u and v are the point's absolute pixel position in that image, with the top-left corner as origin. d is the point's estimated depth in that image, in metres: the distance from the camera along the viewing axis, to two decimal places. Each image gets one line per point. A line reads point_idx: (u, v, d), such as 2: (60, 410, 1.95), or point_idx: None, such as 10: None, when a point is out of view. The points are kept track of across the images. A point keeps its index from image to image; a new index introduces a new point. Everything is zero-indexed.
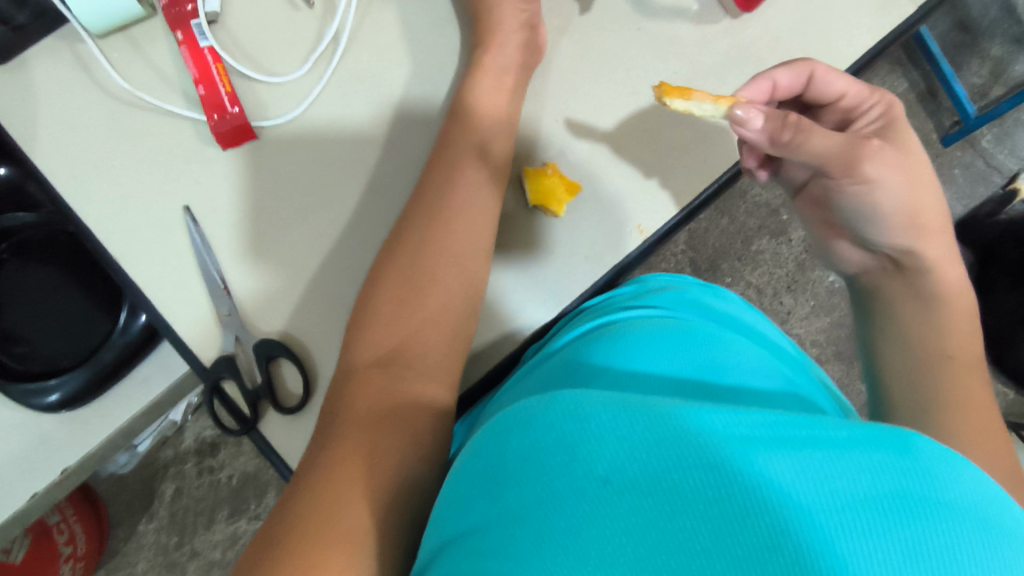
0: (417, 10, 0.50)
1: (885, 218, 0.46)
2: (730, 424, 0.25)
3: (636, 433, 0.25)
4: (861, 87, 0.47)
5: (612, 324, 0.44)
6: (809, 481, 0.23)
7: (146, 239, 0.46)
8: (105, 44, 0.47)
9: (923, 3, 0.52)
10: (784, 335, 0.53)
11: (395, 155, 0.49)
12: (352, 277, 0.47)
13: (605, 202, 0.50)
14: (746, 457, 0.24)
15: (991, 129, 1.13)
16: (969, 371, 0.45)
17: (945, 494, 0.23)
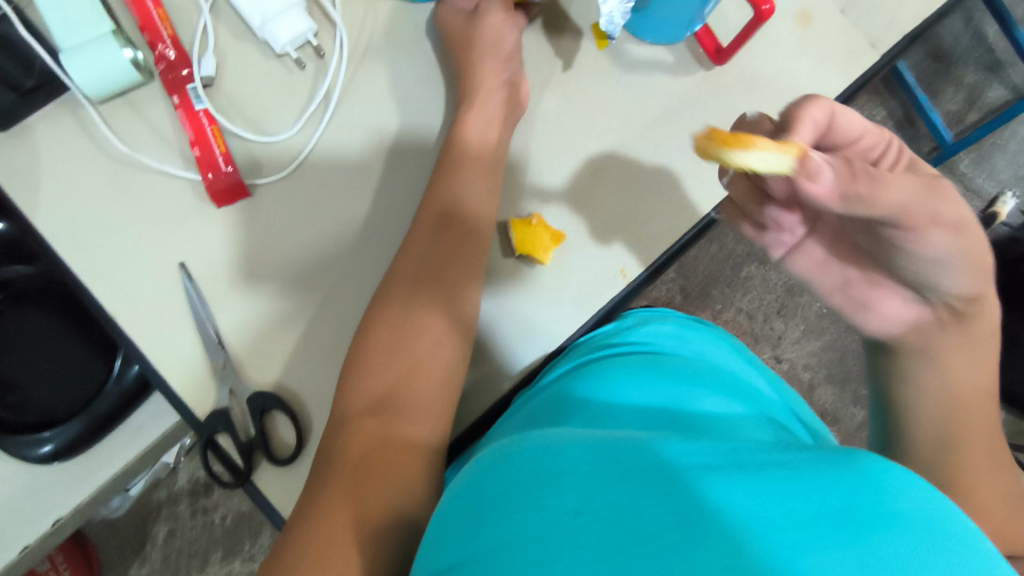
0: (406, 67, 0.52)
1: (955, 269, 0.41)
2: (689, 458, 0.28)
3: (606, 469, 0.28)
4: (875, 127, 0.43)
5: (591, 363, 0.49)
6: (761, 500, 0.26)
7: (143, 296, 0.47)
8: (103, 107, 0.48)
9: (886, 52, 0.56)
10: (766, 373, 0.56)
11: (386, 206, 0.50)
12: (345, 326, 0.48)
13: (590, 248, 0.52)
14: (702, 487, 0.26)
15: (969, 154, 1.17)
16: (978, 407, 0.45)
17: (888, 510, 0.25)
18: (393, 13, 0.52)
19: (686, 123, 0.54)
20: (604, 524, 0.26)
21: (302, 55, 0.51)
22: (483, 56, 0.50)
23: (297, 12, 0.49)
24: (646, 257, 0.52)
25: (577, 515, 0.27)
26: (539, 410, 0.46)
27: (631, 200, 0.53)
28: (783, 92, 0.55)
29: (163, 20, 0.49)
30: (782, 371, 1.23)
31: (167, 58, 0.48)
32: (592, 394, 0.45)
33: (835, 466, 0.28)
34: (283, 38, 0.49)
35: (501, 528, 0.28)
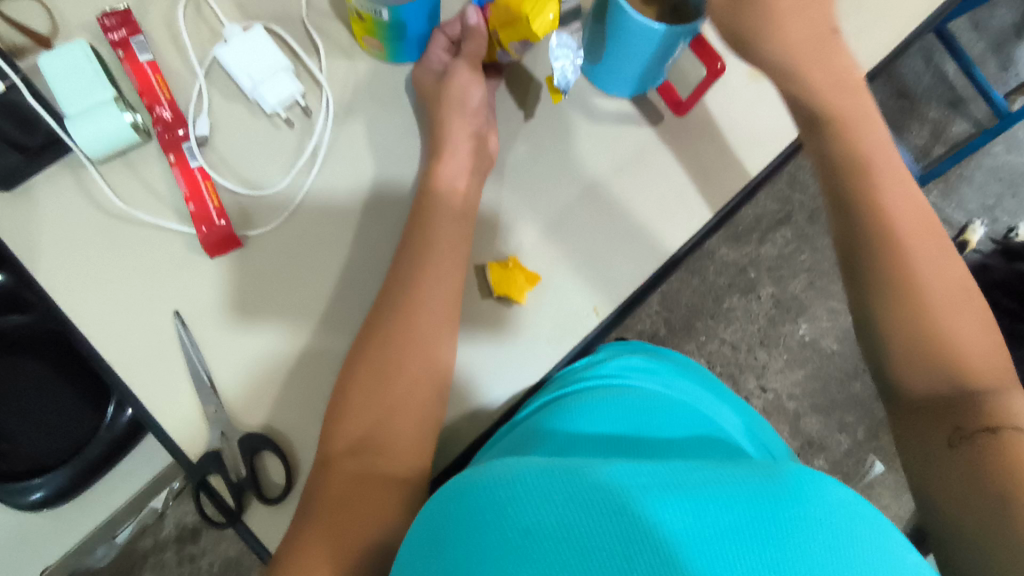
0: (386, 124, 0.56)
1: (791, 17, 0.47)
2: (630, 482, 0.32)
3: (559, 487, 0.32)
4: None
5: (562, 396, 0.52)
6: (693, 518, 0.30)
7: (138, 343, 0.50)
8: (103, 167, 0.52)
9: None
10: (722, 400, 0.60)
11: (369, 252, 0.53)
12: (331, 368, 0.51)
13: (562, 289, 0.55)
14: (643, 505, 0.30)
15: (937, 186, 1.35)
16: (911, 218, 0.47)
17: (799, 519, 0.30)
18: (374, 73, 0.56)
19: (651, 169, 0.58)
20: (557, 546, 0.29)
21: (290, 115, 0.55)
22: (452, 112, 0.53)
23: (285, 74, 0.53)
24: (616, 296, 0.56)
25: (533, 537, 0.30)
26: (516, 440, 0.49)
27: (603, 241, 0.56)
28: (741, 139, 0.59)
29: (161, 84, 0.53)
30: (767, 400, 1.26)
31: (164, 119, 0.52)
32: (563, 425, 0.48)
33: (760, 482, 0.32)
34: (272, 100, 0.53)
35: (465, 548, 0.31)
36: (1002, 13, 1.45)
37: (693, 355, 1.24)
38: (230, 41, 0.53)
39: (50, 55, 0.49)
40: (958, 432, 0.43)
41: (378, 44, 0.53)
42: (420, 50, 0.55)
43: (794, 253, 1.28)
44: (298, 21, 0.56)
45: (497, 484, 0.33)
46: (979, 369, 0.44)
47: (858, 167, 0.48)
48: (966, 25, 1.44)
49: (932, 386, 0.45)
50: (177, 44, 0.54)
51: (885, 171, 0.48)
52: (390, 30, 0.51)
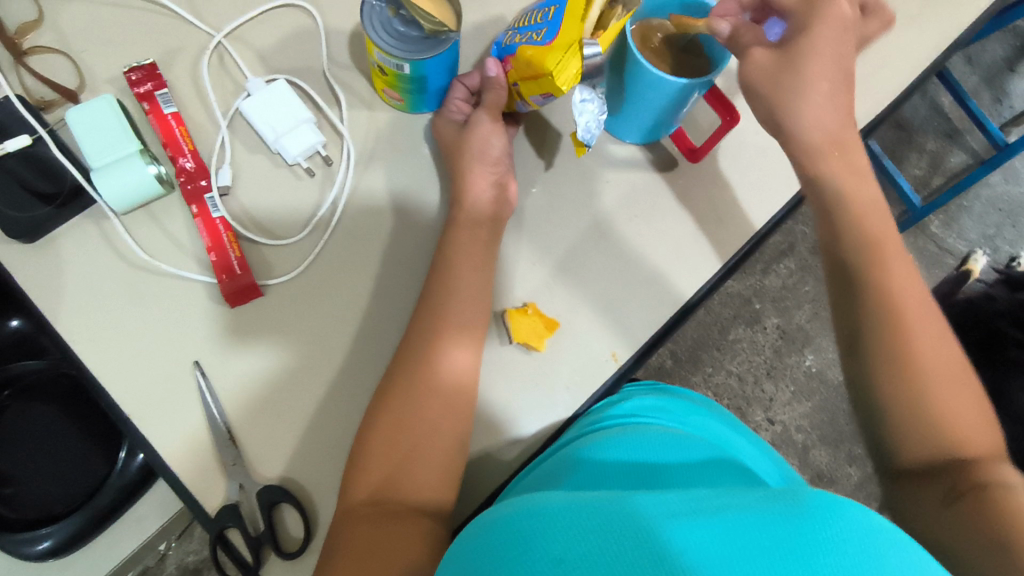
0: (405, 172, 0.57)
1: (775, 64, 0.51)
2: (656, 510, 0.33)
3: (588, 519, 0.33)
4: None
5: (591, 433, 0.53)
6: (721, 544, 0.30)
7: (157, 394, 0.49)
8: (127, 217, 0.52)
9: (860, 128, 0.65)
10: (746, 436, 0.59)
11: (388, 298, 0.53)
12: (351, 416, 0.51)
13: (581, 334, 0.55)
14: (671, 533, 0.31)
15: (938, 216, 1.36)
16: (892, 252, 0.51)
17: (830, 541, 0.31)
18: (393, 122, 0.57)
19: (666, 213, 0.59)
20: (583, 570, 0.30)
21: (311, 164, 0.56)
22: (472, 163, 0.54)
23: (308, 127, 0.54)
24: (633, 341, 0.56)
25: (560, 564, 0.31)
26: (547, 474, 0.50)
27: (619, 282, 0.57)
28: (753, 183, 0.60)
29: (184, 136, 0.54)
30: (776, 433, 1.25)
31: (186, 170, 0.53)
32: (594, 458, 0.50)
33: (784, 508, 0.33)
34: (294, 150, 0.54)
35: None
36: (993, 47, 1.48)
37: (699, 388, 1.24)
38: (254, 95, 0.54)
39: (78, 110, 0.50)
40: (951, 492, 0.43)
41: (399, 95, 0.55)
42: (440, 101, 0.56)
43: (799, 284, 1.29)
44: (318, 73, 0.57)
45: (525, 517, 0.35)
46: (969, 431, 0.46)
47: (844, 208, 0.52)
48: (958, 60, 1.47)
49: (926, 443, 0.45)
50: (201, 97, 0.56)
51: (873, 214, 0.52)
52: (411, 83, 0.52)
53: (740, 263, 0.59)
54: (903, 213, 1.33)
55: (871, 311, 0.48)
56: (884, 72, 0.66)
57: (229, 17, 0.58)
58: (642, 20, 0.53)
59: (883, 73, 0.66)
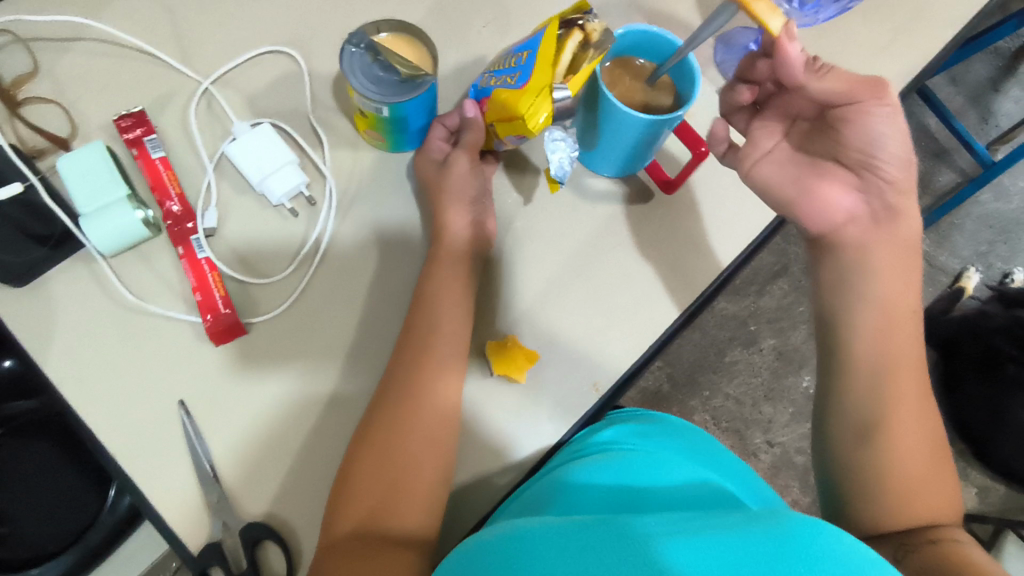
0: (387, 210, 0.58)
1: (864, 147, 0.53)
2: (655, 530, 0.36)
3: (589, 541, 0.36)
4: (854, 79, 0.52)
5: (584, 455, 0.54)
6: (710, 564, 0.33)
7: (145, 434, 0.50)
8: (115, 260, 0.54)
9: None
10: (729, 458, 0.60)
11: (372, 334, 0.54)
12: (336, 452, 0.51)
13: (562, 366, 0.56)
14: (666, 555, 0.34)
15: (929, 234, 1.37)
16: (896, 310, 0.55)
17: (813, 561, 0.33)
18: (377, 162, 0.59)
19: (645, 245, 0.60)
20: None
21: (296, 205, 0.57)
22: (451, 201, 0.55)
23: (292, 168, 0.56)
24: (615, 370, 0.56)
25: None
26: (536, 498, 0.50)
27: (601, 313, 0.58)
28: (729, 213, 0.62)
29: (171, 179, 0.55)
30: (776, 455, 1.25)
31: (173, 212, 0.54)
32: (585, 480, 0.50)
33: (770, 529, 0.35)
34: (279, 192, 0.55)
35: None
36: (977, 68, 1.51)
37: (697, 411, 1.24)
38: (239, 138, 0.56)
39: (68, 158, 0.52)
40: (903, 546, 0.48)
41: (380, 135, 0.56)
42: (420, 140, 0.58)
43: (794, 304, 1.28)
44: (304, 116, 0.59)
45: (529, 540, 0.38)
46: (932, 502, 0.51)
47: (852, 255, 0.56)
48: (943, 80, 1.50)
49: (892, 501, 0.51)
50: (189, 141, 0.57)
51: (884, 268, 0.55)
52: (391, 125, 0.54)
53: (718, 291, 0.60)
54: None
55: (873, 381, 0.53)
56: None
57: (217, 63, 0.60)
58: (623, 56, 0.57)
59: None
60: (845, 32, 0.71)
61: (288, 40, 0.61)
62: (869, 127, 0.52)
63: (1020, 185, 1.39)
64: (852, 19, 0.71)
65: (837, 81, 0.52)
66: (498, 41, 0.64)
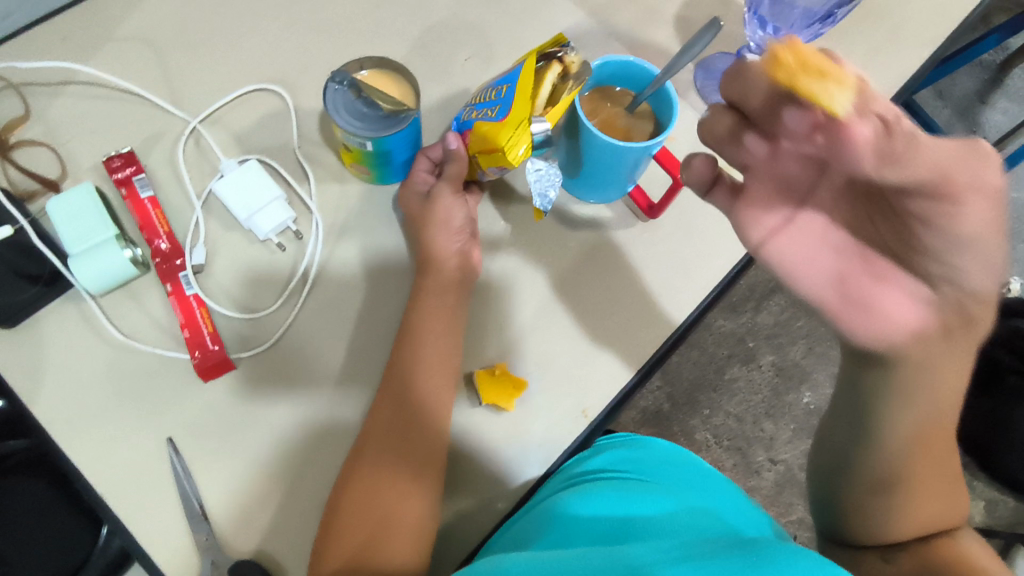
0: (374, 243, 0.59)
1: (946, 242, 0.40)
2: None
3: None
4: (958, 153, 0.39)
5: (577, 485, 0.55)
6: None
7: (133, 473, 0.50)
8: (104, 299, 0.54)
9: None
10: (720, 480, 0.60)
11: (360, 365, 0.54)
12: (325, 486, 0.51)
13: (551, 393, 0.56)
14: None
15: None
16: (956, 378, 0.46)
17: None
18: (363, 195, 0.60)
19: (631, 269, 0.61)
20: None
21: (283, 239, 0.58)
22: (436, 232, 0.56)
23: (279, 204, 0.57)
24: (603, 396, 0.56)
25: None
26: (530, 528, 0.51)
27: (589, 339, 0.58)
28: (714, 235, 0.62)
29: (160, 218, 0.56)
30: (778, 473, 1.24)
31: (161, 250, 0.55)
32: (579, 511, 0.51)
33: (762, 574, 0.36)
34: (266, 227, 0.56)
35: None
36: (963, 81, 1.53)
37: (698, 430, 1.23)
38: (226, 176, 0.57)
39: (58, 200, 0.53)
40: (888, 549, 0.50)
41: (366, 169, 0.57)
42: (405, 172, 0.59)
43: (791, 319, 1.28)
44: (290, 151, 0.60)
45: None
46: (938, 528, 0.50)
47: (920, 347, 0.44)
48: (931, 94, 1.52)
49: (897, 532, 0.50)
50: (178, 179, 0.58)
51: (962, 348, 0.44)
52: (376, 158, 0.55)
53: (704, 313, 0.61)
54: None
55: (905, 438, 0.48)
56: None
57: (206, 102, 0.61)
58: (603, 86, 0.59)
59: None
60: (823, 53, 0.72)
61: (276, 78, 0.63)
62: (954, 227, 0.40)
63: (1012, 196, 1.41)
64: (831, 41, 0.72)
65: (918, 161, 0.38)
66: (481, 72, 0.66)
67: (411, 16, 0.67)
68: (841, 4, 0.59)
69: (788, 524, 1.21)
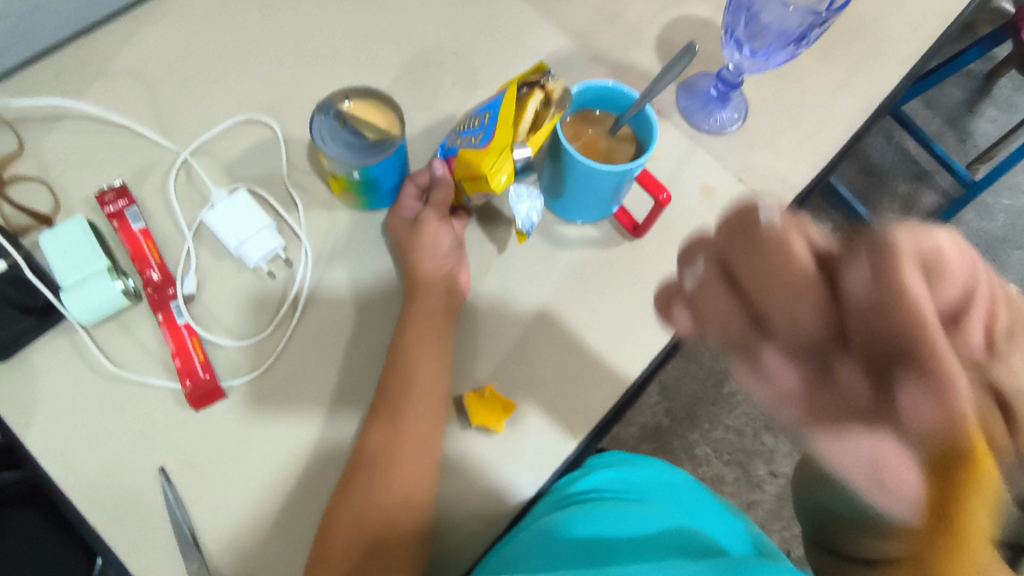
0: (363, 269, 0.59)
1: None
2: None
3: None
4: None
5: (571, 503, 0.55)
6: None
7: (124, 503, 0.50)
8: (97, 330, 0.55)
9: (839, 149, 0.69)
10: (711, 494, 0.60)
11: (350, 390, 0.55)
12: (317, 513, 0.51)
13: (540, 414, 0.56)
14: None
15: None
16: None
17: None
18: (352, 222, 0.61)
19: (618, 288, 0.61)
20: None
21: (273, 267, 0.59)
22: (423, 256, 0.57)
23: (268, 232, 0.58)
24: (593, 416, 0.57)
25: None
26: (524, 549, 0.51)
27: (577, 360, 0.58)
28: None
29: (152, 249, 0.57)
30: (779, 486, 1.23)
31: (153, 280, 0.56)
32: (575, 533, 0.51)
33: None
34: (256, 256, 0.57)
35: None
36: (951, 91, 1.56)
37: (698, 445, 1.23)
38: (216, 206, 0.58)
39: (51, 234, 0.54)
40: None
41: (354, 197, 0.59)
42: (393, 199, 0.60)
43: None
44: (280, 180, 0.61)
45: None
46: None
47: None
48: (919, 104, 1.54)
49: None
50: (168, 210, 0.59)
51: None
52: (363, 186, 0.56)
53: None
54: None
55: None
56: (819, 137, 0.70)
57: (196, 134, 0.62)
58: (585, 110, 0.60)
59: (818, 138, 0.70)
60: (803, 71, 0.74)
61: (264, 109, 0.64)
62: None
63: (1003, 203, 1.43)
64: (811, 60, 0.74)
65: None
66: (466, 98, 0.67)
67: (398, 45, 0.68)
68: (812, 27, 0.61)
69: (791, 538, 1.20)
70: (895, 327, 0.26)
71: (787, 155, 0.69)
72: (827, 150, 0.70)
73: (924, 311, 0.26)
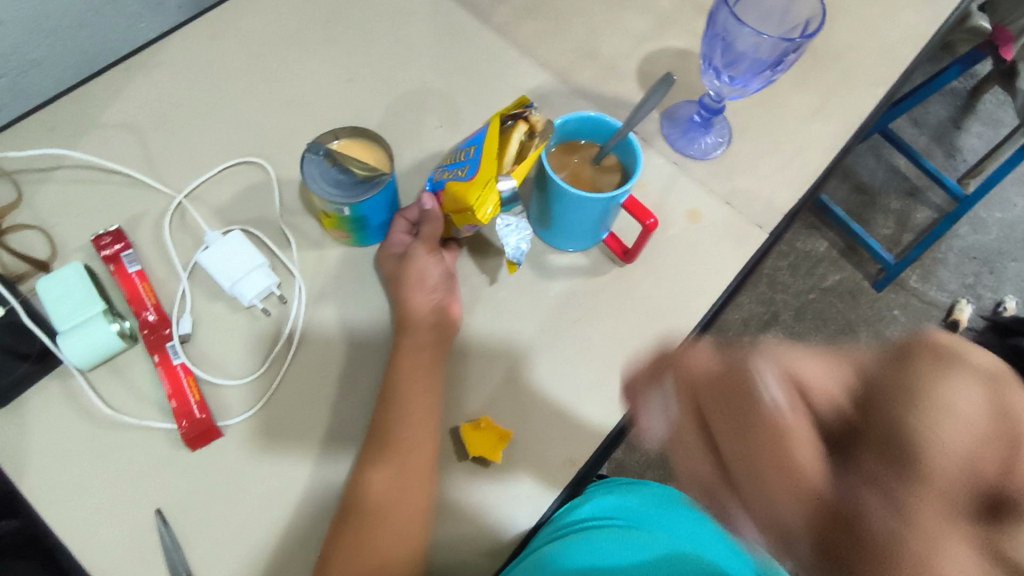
0: (356, 304, 0.60)
1: None
2: None
3: None
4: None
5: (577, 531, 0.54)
6: None
7: (120, 548, 0.50)
8: (93, 374, 0.55)
9: (822, 170, 0.71)
10: None
11: (346, 426, 0.55)
12: (313, 551, 0.51)
13: (535, 443, 0.56)
14: None
15: (915, 270, 1.38)
16: None
17: None
18: (345, 258, 0.62)
19: (609, 314, 0.62)
20: None
21: (267, 304, 0.59)
22: (412, 290, 0.57)
23: (262, 271, 0.58)
24: (589, 443, 0.56)
25: None
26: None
27: (572, 387, 0.59)
28: (689, 277, 0.64)
29: (148, 291, 0.58)
30: None
31: (149, 322, 0.56)
32: None
33: None
34: (250, 294, 0.58)
35: None
36: (936, 109, 1.59)
37: None
38: (211, 247, 0.59)
39: (49, 279, 0.55)
40: None
41: (346, 233, 0.60)
42: (384, 233, 0.61)
43: None
44: (272, 220, 0.63)
45: None
46: None
47: None
48: (906, 122, 1.57)
49: None
50: (163, 254, 0.60)
51: None
52: (353, 223, 0.57)
53: None
54: (879, 271, 1.37)
55: None
56: (802, 159, 0.72)
57: (190, 178, 0.64)
58: (570, 141, 0.61)
59: (802, 161, 0.71)
60: (782, 95, 0.75)
61: (256, 152, 0.66)
62: None
63: (995, 217, 1.44)
64: (791, 84, 0.76)
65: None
66: (453, 135, 0.69)
67: (387, 86, 0.70)
68: (786, 53, 0.62)
69: None
70: (889, 421, 0.28)
71: (772, 177, 0.71)
72: (811, 171, 0.71)
73: (946, 470, 0.25)
